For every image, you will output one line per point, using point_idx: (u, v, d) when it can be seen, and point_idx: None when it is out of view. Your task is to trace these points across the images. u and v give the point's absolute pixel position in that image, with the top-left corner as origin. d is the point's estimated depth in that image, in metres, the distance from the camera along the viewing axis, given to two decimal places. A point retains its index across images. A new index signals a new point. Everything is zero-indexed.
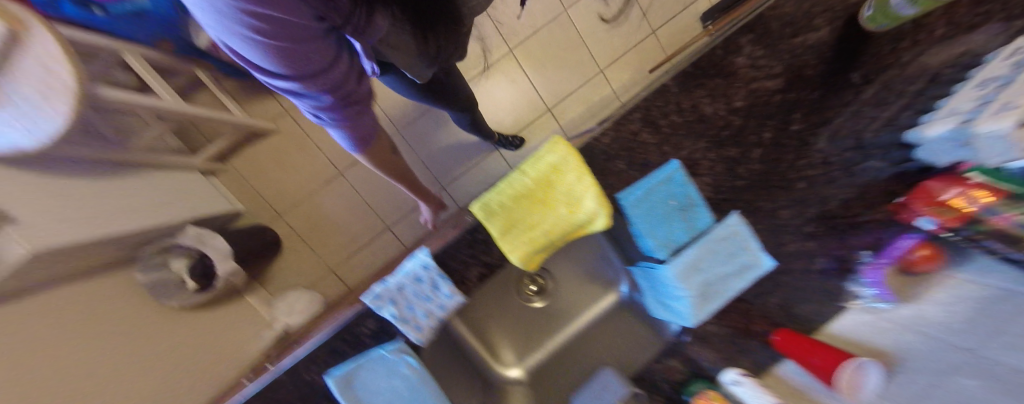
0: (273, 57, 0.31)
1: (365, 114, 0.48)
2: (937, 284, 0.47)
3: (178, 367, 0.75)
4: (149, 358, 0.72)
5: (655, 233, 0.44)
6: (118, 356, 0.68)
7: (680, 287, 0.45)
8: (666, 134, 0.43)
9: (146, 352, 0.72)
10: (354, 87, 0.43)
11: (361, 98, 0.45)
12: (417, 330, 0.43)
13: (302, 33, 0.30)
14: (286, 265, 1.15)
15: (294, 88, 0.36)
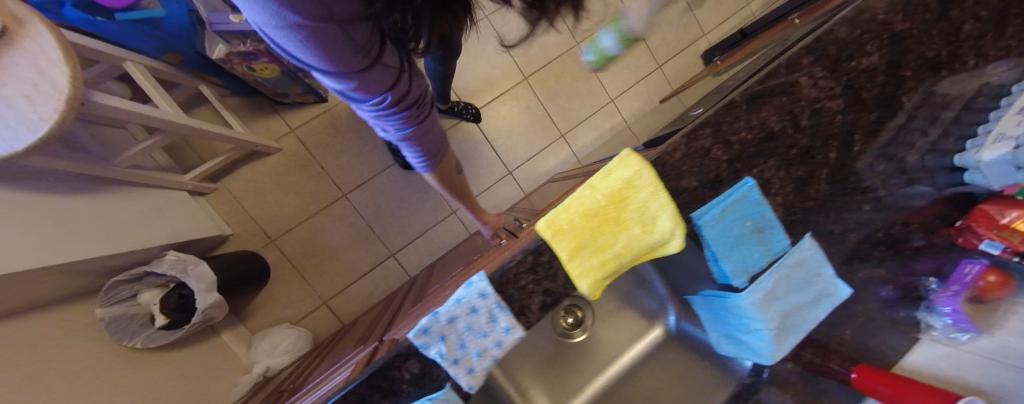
0: (327, 58, 0.28)
1: (422, 115, 0.45)
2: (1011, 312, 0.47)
3: None
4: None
5: (732, 257, 0.40)
6: None
7: (761, 319, 0.40)
8: (738, 151, 0.42)
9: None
10: (411, 87, 0.40)
11: (418, 98, 0.42)
12: (468, 373, 0.36)
13: (352, 29, 0.27)
14: (273, 297, 1.03)
15: (352, 91, 0.34)
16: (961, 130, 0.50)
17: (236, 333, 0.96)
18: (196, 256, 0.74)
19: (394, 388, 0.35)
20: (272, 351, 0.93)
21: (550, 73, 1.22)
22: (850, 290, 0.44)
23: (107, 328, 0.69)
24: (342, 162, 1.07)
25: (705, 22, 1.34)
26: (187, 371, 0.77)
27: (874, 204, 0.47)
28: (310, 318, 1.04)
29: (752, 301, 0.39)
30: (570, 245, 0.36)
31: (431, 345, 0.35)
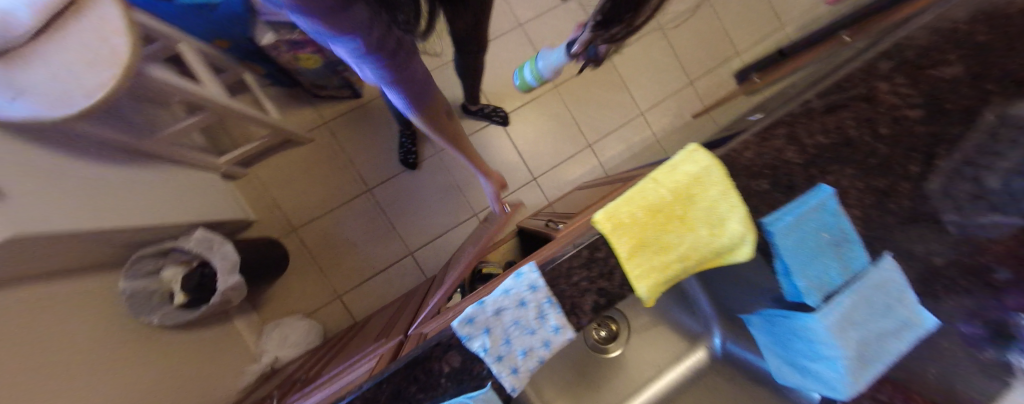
0: None
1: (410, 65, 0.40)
2: None
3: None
4: (107, 393, 0.56)
5: (809, 271, 0.36)
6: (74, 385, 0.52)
7: (841, 345, 0.35)
8: (812, 155, 0.40)
9: (105, 385, 0.56)
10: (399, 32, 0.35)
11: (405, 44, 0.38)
12: (511, 373, 0.32)
13: None
14: (289, 288, 1.01)
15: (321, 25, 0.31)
16: None
17: (248, 321, 0.94)
18: (222, 237, 0.73)
19: (432, 382, 0.32)
20: (281, 342, 0.90)
21: (581, 82, 1.21)
22: (937, 322, 0.39)
23: (127, 302, 0.68)
24: (369, 156, 1.08)
25: (740, 42, 1.33)
26: (197, 355, 0.75)
27: None
28: (322, 312, 1.02)
29: (830, 320, 0.34)
30: (631, 242, 0.34)
31: (475, 336, 0.32)
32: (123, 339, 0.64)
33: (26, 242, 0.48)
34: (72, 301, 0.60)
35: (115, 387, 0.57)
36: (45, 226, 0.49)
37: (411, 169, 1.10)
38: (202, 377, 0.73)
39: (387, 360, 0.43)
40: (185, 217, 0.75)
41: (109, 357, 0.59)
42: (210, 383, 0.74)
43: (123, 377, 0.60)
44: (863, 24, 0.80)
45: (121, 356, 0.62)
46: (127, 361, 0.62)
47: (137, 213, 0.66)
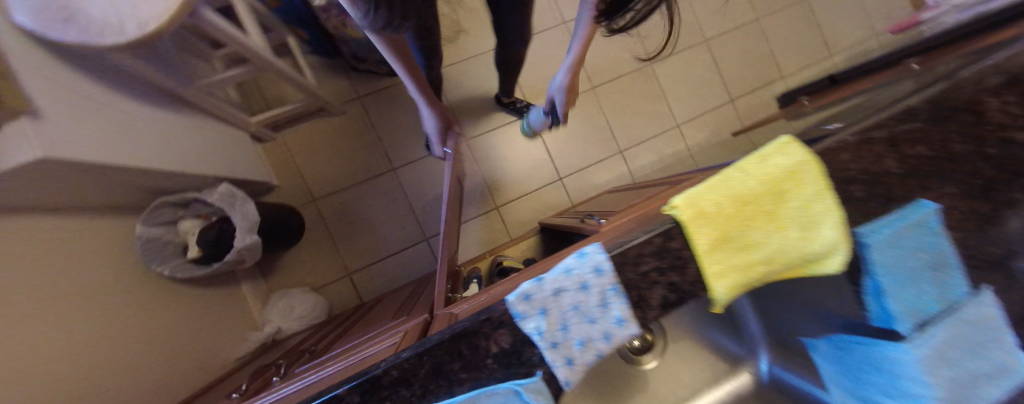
0: None
1: None
2: None
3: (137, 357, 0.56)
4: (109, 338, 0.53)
5: (899, 294, 0.27)
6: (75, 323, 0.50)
7: (928, 386, 0.24)
8: (913, 166, 0.30)
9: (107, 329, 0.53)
10: None
11: None
12: (566, 365, 0.28)
13: None
14: (300, 259, 0.98)
15: None
16: None
17: (256, 287, 0.92)
18: (245, 195, 0.71)
19: (478, 362, 0.28)
20: (286, 313, 0.87)
21: (619, 87, 1.19)
22: None
23: (142, 249, 0.66)
24: (398, 135, 1.06)
25: (785, 65, 1.30)
26: (201, 313, 0.72)
27: None
28: (330, 288, 0.99)
29: (913, 348, 0.25)
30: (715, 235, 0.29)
31: (529, 315, 0.28)
32: (131, 286, 0.62)
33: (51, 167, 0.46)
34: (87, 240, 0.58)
35: (118, 333, 0.55)
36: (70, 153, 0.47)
37: (436, 155, 1.08)
38: (202, 337, 0.70)
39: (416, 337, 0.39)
40: (211, 170, 0.73)
41: (113, 301, 0.57)
42: (210, 344, 0.71)
43: (124, 324, 0.57)
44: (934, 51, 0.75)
45: (126, 302, 0.59)
46: (132, 310, 0.59)
47: (166, 157, 0.63)
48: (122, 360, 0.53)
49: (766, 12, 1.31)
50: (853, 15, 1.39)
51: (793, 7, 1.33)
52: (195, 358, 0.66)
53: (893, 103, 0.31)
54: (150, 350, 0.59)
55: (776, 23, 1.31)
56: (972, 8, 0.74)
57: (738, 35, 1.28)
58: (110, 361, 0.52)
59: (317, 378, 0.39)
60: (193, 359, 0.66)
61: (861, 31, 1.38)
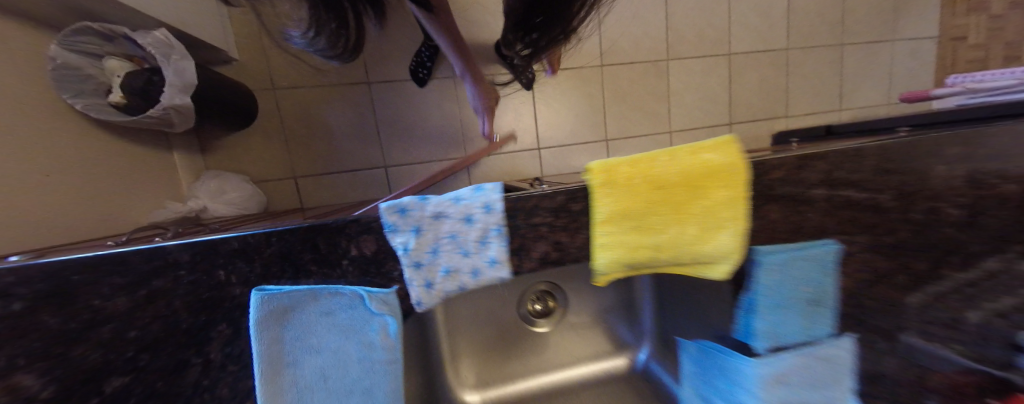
0: None
1: None
2: None
3: (57, 190, 0.54)
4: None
5: (770, 316, 0.34)
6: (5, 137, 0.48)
7: (759, 394, 0.35)
8: (815, 219, 0.34)
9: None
10: None
11: None
12: (424, 289, 0.28)
13: None
14: (244, 145, 0.92)
15: None
16: None
17: (189, 159, 0.86)
18: (185, 50, 0.64)
19: (333, 260, 0.27)
20: (216, 194, 0.82)
21: (630, 73, 1.11)
22: (848, 339, 0.37)
23: (55, 72, 0.57)
24: (381, 49, 0.95)
25: (795, 106, 1.26)
26: (119, 165, 0.67)
27: (934, 338, 0.41)
28: (271, 186, 0.95)
29: (762, 371, 0.34)
30: (613, 211, 0.29)
31: (403, 227, 0.27)
32: (29, 106, 0.52)
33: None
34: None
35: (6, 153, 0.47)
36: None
37: (419, 84, 0.98)
38: (122, 190, 0.66)
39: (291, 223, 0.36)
40: (154, 12, 0.63)
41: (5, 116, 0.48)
42: (123, 202, 0.66)
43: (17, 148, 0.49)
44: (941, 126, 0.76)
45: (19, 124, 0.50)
46: (26, 135, 0.51)
47: None
48: (42, 184, 0.51)
49: (798, 45, 1.25)
50: (875, 78, 1.36)
51: (825, 49, 1.27)
52: (103, 209, 0.61)
53: (817, 148, 0.33)
54: (70, 185, 0.56)
55: (801, 59, 1.26)
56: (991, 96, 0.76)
57: (761, 59, 1.22)
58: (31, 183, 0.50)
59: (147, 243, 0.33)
60: (99, 212, 0.60)
61: (875, 96, 1.37)
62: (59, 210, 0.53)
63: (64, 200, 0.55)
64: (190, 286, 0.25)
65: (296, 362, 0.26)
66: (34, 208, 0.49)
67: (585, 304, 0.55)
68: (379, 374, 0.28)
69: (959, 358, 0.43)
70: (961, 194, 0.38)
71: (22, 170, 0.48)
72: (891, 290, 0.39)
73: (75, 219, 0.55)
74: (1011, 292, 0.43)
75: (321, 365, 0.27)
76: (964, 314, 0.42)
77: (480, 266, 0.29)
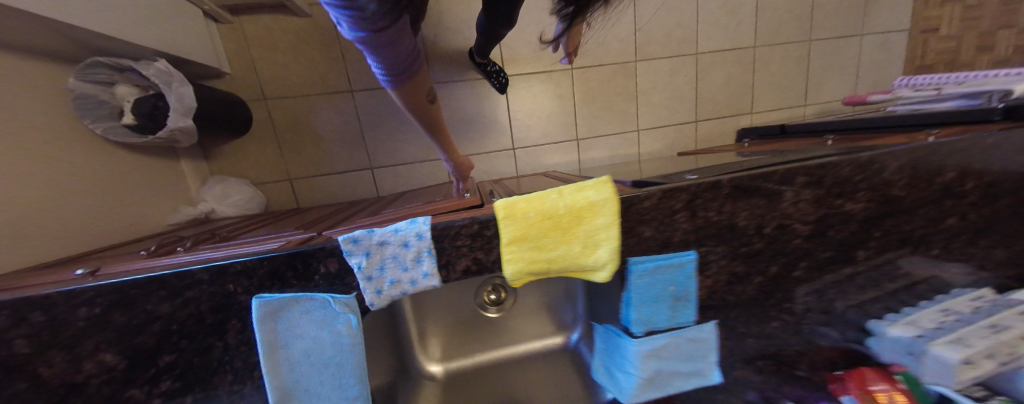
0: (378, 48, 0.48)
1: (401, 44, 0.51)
2: None
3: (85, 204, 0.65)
4: (28, 183, 0.56)
5: (641, 308, 0.46)
6: (37, 163, 0.58)
7: (637, 364, 0.48)
8: (680, 236, 0.45)
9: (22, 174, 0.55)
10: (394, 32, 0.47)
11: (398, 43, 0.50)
12: (376, 293, 0.39)
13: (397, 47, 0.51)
14: (243, 151, 1.02)
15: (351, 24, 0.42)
16: (892, 301, 0.57)
17: (197, 166, 0.96)
18: (183, 77, 0.75)
19: (308, 275, 0.38)
20: (222, 198, 0.93)
21: (599, 76, 1.17)
22: (711, 324, 0.49)
23: (74, 102, 0.67)
24: (361, 59, 1.01)
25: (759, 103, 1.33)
26: (136, 178, 0.78)
27: (790, 323, 0.53)
28: (270, 188, 1.05)
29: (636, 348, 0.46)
30: (514, 236, 0.40)
31: (357, 251, 0.37)
32: (56, 136, 0.62)
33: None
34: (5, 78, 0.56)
35: (40, 181, 0.58)
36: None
37: None
38: (139, 199, 0.77)
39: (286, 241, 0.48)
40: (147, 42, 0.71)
41: (36, 149, 0.58)
42: (142, 210, 0.77)
43: (48, 174, 0.59)
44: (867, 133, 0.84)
45: (48, 153, 0.61)
46: (54, 162, 0.61)
47: (113, 24, 0.63)
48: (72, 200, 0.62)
49: (765, 43, 1.29)
50: (842, 72, 1.41)
51: (793, 46, 1.32)
52: (124, 217, 0.72)
53: (680, 183, 0.43)
54: (94, 198, 0.67)
55: (768, 57, 1.31)
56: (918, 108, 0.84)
57: (728, 58, 1.27)
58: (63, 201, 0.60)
59: (166, 265, 0.44)
60: (124, 221, 0.72)
61: (841, 91, 1.42)
62: (89, 223, 0.65)
63: (93, 214, 0.66)
64: (210, 294, 0.37)
65: (288, 342, 0.39)
66: (68, 224, 0.61)
67: (532, 294, 0.66)
68: (349, 349, 0.40)
69: (811, 336, 0.55)
70: (806, 213, 0.48)
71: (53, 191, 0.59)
72: (750, 287, 0.50)
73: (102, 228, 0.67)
74: (856, 286, 0.54)
75: (306, 346, 0.39)
76: (814, 304, 0.53)
77: (417, 277, 0.40)
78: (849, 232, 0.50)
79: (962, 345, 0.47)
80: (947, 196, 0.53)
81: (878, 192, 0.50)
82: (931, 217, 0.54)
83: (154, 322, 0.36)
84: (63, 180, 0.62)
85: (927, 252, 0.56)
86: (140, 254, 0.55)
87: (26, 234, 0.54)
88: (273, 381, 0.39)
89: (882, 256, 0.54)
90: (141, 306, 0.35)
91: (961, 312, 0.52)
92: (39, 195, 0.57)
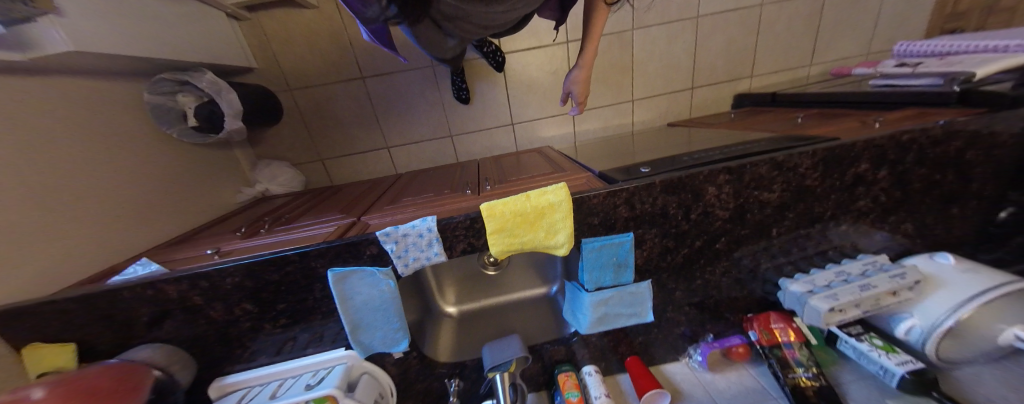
0: None
1: None
2: (733, 369, 0.77)
3: (178, 194, 0.85)
4: (138, 181, 0.76)
5: (592, 272, 0.64)
6: (137, 166, 0.77)
7: (590, 309, 0.67)
8: (620, 222, 0.61)
9: (134, 174, 0.75)
10: None
11: None
12: (404, 266, 0.59)
13: None
14: (281, 137, 1.20)
15: None
16: (802, 264, 0.72)
17: (245, 152, 1.15)
18: (228, 87, 0.92)
19: (358, 256, 0.57)
20: (272, 179, 1.13)
21: None
22: (646, 283, 0.67)
23: (151, 113, 0.83)
24: (368, 47, 1.10)
25: (759, 65, 1.33)
26: (207, 167, 0.98)
27: (712, 280, 0.70)
28: (306, 167, 1.25)
29: (588, 299, 0.65)
30: (494, 227, 0.56)
31: (389, 241, 0.56)
32: (148, 141, 0.81)
33: (60, 54, 0.58)
34: (102, 101, 0.72)
35: (145, 178, 0.78)
36: (87, 43, 0.59)
37: (464, 103, 1.20)
38: (212, 184, 0.98)
39: (339, 226, 0.66)
40: (188, 55, 0.84)
41: (138, 153, 0.77)
42: (217, 194, 0.99)
43: (150, 173, 0.79)
44: (837, 110, 0.90)
45: (147, 156, 0.80)
46: (152, 163, 0.81)
47: (161, 46, 0.76)
48: (168, 192, 0.83)
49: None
50: (857, 26, 1.34)
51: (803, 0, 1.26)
52: (205, 200, 0.94)
53: (621, 186, 0.57)
54: (182, 187, 0.87)
55: (775, 15, 1.27)
56: (893, 82, 0.87)
57: (731, 19, 1.25)
58: (163, 193, 0.81)
59: (261, 246, 0.64)
60: (207, 203, 0.94)
61: (853, 46, 1.37)
62: (184, 208, 0.86)
63: (184, 201, 0.87)
64: (300, 267, 0.57)
65: (351, 296, 0.60)
66: (172, 210, 0.82)
67: (524, 260, 0.83)
68: (391, 299, 0.62)
69: (731, 289, 0.72)
70: (726, 202, 0.61)
71: (154, 188, 0.79)
72: (677, 256, 0.66)
73: (192, 211, 0.88)
74: (770, 252, 0.69)
75: (364, 297, 0.61)
76: (732, 267, 0.69)
77: (432, 256, 0.58)
78: (763, 214, 0.64)
79: (831, 296, 0.63)
80: (858, 183, 0.64)
81: (792, 183, 0.62)
82: (840, 200, 0.66)
83: (271, 282, 0.58)
84: (161, 176, 0.82)
85: (837, 226, 0.69)
86: (235, 233, 0.76)
87: (149, 218, 0.76)
88: (346, 318, 0.61)
89: (794, 231, 0.68)
90: (262, 273, 0.57)
91: (851, 276, 0.68)
92: (150, 189, 0.78)
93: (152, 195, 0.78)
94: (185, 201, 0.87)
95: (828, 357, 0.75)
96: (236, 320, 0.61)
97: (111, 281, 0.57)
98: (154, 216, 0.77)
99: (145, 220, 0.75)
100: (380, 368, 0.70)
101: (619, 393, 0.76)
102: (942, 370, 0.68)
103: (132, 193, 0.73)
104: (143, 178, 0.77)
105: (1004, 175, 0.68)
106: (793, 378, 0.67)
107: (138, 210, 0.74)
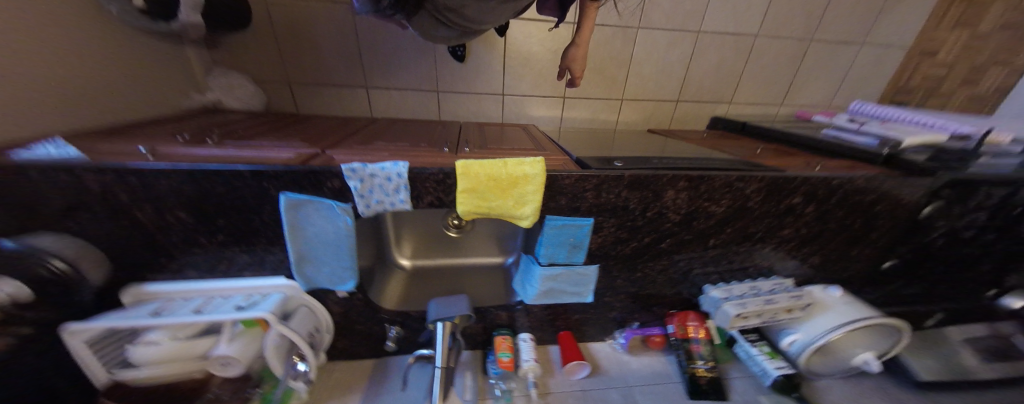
0: None
1: None
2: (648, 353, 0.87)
3: (112, 81, 0.75)
4: (62, 53, 0.65)
5: (549, 248, 0.67)
6: (64, 37, 0.65)
7: (538, 282, 0.71)
8: (585, 207, 0.64)
9: (58, 45, 0.64)
10: None
11: None
12: (365, 207, 0.57)
13: None
14: (244, 46, 1.07)
15: None
16: (727, 275, 0.82)
17: (199, 52, 1.02)
18: None
19: (318, 187, 0.55)
20: (226, 90, 1.04)
21: (598, 38, 1.20)
22: (593, 267, 0.72)
23: None
24: None
25: (740, 94, 1.42)
26: (152, 60, 0.86)
27: (651, 275, 0.77)
28: (270, 87, 1.14)
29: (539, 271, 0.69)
30: (465, 186, 0.57)
31: (354, 178, 0.54)
32: (79, 9, 0.68)
33: None
34: None
35: (72, 53, 0.66)
36: None
37: (458, 60, 1.14)
38: (155, 79, 0.87)
39: (301, 154, 0.62)
40: None
41: (66, 21, 0.66)
42: (159, 91, 0.88)
43: (78, 47, 0.68)
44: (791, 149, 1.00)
45: (77, 27, 0.68)
46: (83, 37, 0.69)
47: None
48: (101, 75, 0.72)
49: (767, 34, 1.30)
50: (828, 79, 1.46)
51: (792, 42, 1.34)
52: (144, 96, 0.83)
53: (592, 172, 0.60)
54: (117, 73, 0.76)
55: (766, 50, 1.34)
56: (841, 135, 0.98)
57: (727, 42, 1.29)
58: (93, 75, 0.70)
59: (207, 156, 0.59)
60: (145, 99, 0.83)
61: (820, 97, 1.50)
62: (117, 98, 0.76)
63: (119, 90, 0.76)
64: (253, 187, 0.54)
65: (304, 226, 0.58)
66: (102, 97, 0.72)
67: (488, 228, 0.84)
68: (345, 237, 0.60)
69: (665, 286, 0.80)
70: (680, 207, 0.67)
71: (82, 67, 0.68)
72: (628, 248, 0.71)
73: (127, 104, 0.78)
74: (705, 260, 0.78)
75: (317, 230, 0.59)
76: (671, 266, 0.77)
77: (397, 202, 0.58)
78: (708, 224, 0.71)
79: (741, 304, 0.73)
80: (789, 214, 0.73)
81: (737, 201, 0.69)
82: (771, 226, 0.74)
83: (217, 196, 0.54)
84: (92, 55, 0.71)
85: (763, 248, 0.78)
86: (177, 138, 0.68)
87: (72, 99, 0.66)
88: (294, 247, 0.60)
89: (728, 244, 0.76)
90: (207, 185, 0.53)
91: (759, 291, 0.79)
92: (77, 67, 0.67)
93: (78, 74, 0.67)
94: (120, 91, 0.76)
95: (725, 355, 0.87)
96: (169, 228, 0.57)
97: (18, 155, 0.49)
98: (77, 100, 0.67)
99: (66, 101, 0.65)
100: (322, 304, 0.70)
101: (547, 360, 0.84)
102: (805, 380, 0.83)
103: (54, 67, 0.63)
104: (70, 52, 0.66)
105: (897, 231, 0.81)
106: (693, 368, 0.78)
107: (60, 88, 0.64)
